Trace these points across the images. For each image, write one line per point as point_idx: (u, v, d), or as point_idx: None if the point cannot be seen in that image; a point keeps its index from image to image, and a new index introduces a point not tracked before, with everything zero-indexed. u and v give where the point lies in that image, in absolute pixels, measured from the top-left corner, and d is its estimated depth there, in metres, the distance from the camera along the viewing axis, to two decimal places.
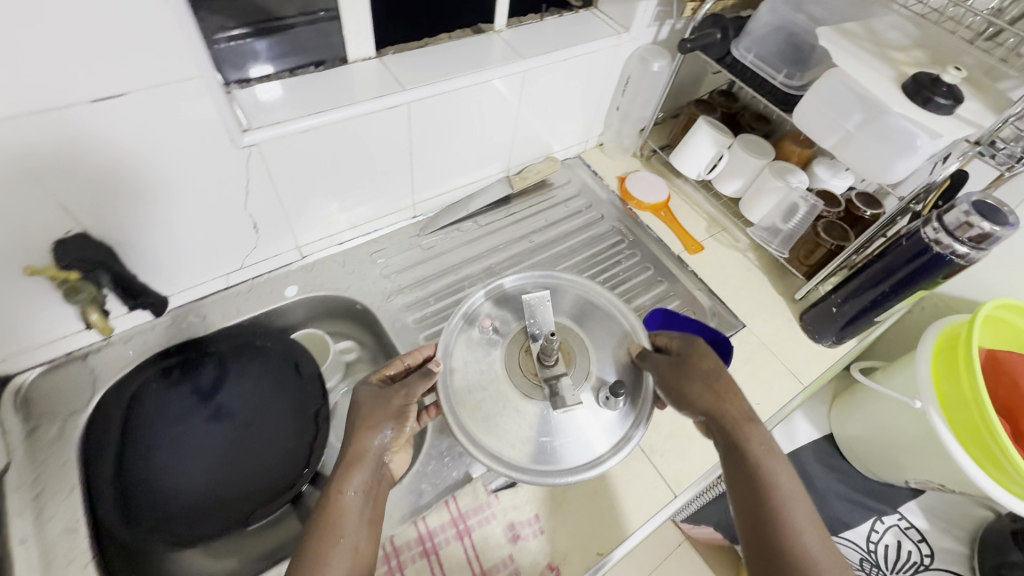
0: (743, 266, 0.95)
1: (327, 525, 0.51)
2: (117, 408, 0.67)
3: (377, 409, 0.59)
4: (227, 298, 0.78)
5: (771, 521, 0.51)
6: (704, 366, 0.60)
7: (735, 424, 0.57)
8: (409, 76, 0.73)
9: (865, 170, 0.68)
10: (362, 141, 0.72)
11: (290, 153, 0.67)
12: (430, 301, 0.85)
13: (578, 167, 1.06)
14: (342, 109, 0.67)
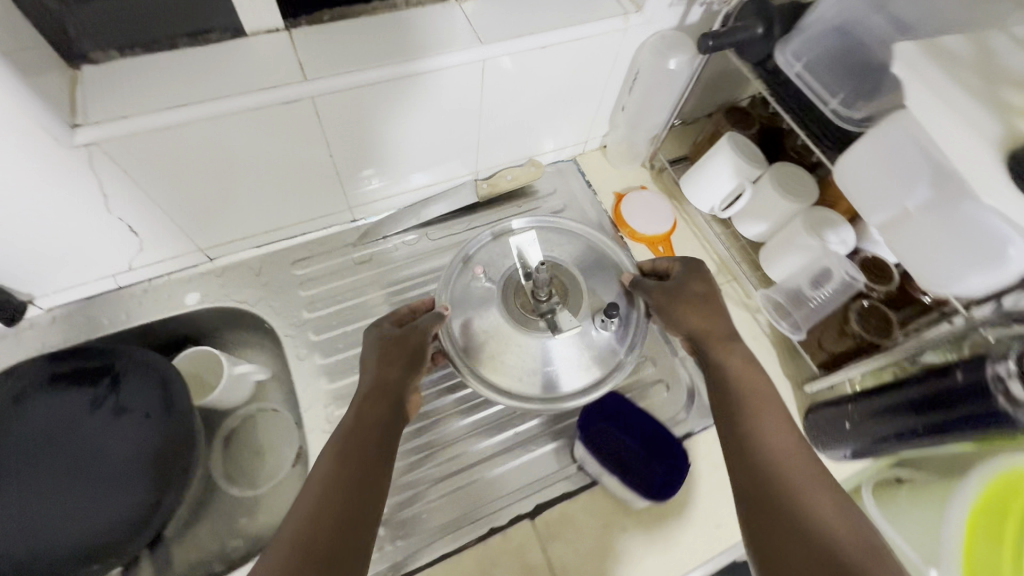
0: (747, 332, 0.76)
1: (348, 438, 0.51)
2: None
3: (396, 346, 0.58)
4: (119, 298, 0.69)
5: (748, 429, 0.49)
6: (698, 289, 0.62)
7: (714, 342, 0.58)
8: (319, 58, 0.56)
9: (921, 269, 0.47)
10: (256, 140, 0.58)
11: (154, 154, 0.54)
12: (349, 329, 0.72)
13: (570, 175, 0.87)
14: (214, 105, 0.52)
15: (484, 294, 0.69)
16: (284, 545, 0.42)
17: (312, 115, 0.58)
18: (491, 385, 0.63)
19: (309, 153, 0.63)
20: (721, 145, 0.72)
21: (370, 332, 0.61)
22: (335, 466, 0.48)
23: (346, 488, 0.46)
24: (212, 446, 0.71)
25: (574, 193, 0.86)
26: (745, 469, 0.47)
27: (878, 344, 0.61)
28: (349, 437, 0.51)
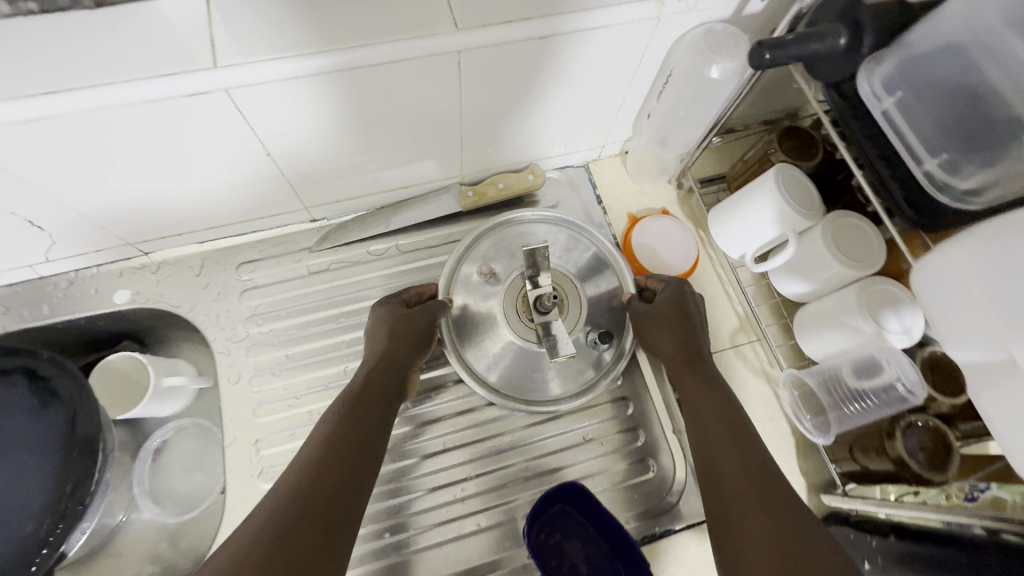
0: (763, 410, 0.62)
1: (350, 412, 0.49)
2: None
3: (410, 327, 0.56)
4: (42, 289, 0.62)
5: (729, 459, 0.46)
6: (668, 302, 0.58)
7: (678, 365, 0.55)
8: (233, 33, 0.43)
9: (1009, 443, 0.32)
10: (166, 129, 0.46)
11: (32, 145, 0.44)
12: (290, 352, 0.63)
13: (579, 185, 0.72)
14: (95, 93, 0.41)
15: (483, 291, 0.64)
16: (270, 509, 0.40)
17: (231, 106, 0.46)
18: (477, 377, 0.60)
19: (242, 149, 0.52)
20: (765, 181, 0.56)
21: (378, 304, 0.58)
22: (329, 437, 0.46)
23: (336, 462, 0.44)
24: (136, 461, 0.64)
25: (581, 209, 0.71)
26: (727, 509, 0.43)
27: (925, 479, 0.47)
28: (348, 410, 0.49)
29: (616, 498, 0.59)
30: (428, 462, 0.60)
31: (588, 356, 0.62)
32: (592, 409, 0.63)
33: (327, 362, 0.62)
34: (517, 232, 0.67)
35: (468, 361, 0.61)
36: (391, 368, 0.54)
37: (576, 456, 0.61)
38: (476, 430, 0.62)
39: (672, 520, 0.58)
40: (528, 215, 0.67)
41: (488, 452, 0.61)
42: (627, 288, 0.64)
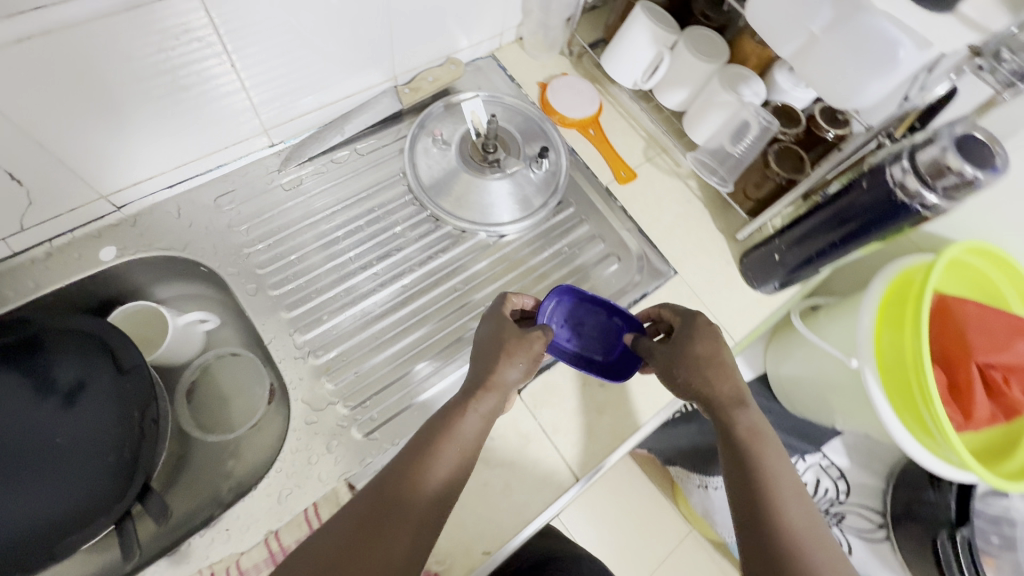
0: (680, 197, 0.81)
1: (434, 493, 0.48)
2: None
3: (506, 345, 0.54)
4: (19, 268, 0.61)
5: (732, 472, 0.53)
6: (703, 353, 0.56)
7: (724, 405, 0.55)
8: None
9: (825, 89, 0.52)
10: (141, 44, 0.52)
11: (25, 71, 0.48)
12: (291, 256, 0.69)
13: (492, 70, 0.85)
14: (76, 4, 0.46)
15: (441, 154, 0.76)
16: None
17: (198, 11, 0.52)
18: (459, 215, 0.74)
19: (206, 66, 0.58)
20: (635, 13, 0.73)
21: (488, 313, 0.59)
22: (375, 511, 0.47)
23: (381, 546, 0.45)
24: (175, 402, 0.68)
25: (499, 89, 0.84)
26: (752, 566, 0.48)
27: (795, 180, 0.69)
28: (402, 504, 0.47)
29: (598, 289, 0.75)
30: (445, 308, 0.70)
31: (535, 177, 0.78)
32: (558, 234, 0.78)
33: (331, 257, 0.70)
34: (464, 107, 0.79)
35: (447, 207, 0.74)
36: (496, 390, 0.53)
37: (555, 270, 0.76)
38: (475, 273, 0.74)
39: (644, 289, 0.75)
40: (467, 99, 0.80)
41: (491, 289, 0.73)
42: (548, 128, 0.80)
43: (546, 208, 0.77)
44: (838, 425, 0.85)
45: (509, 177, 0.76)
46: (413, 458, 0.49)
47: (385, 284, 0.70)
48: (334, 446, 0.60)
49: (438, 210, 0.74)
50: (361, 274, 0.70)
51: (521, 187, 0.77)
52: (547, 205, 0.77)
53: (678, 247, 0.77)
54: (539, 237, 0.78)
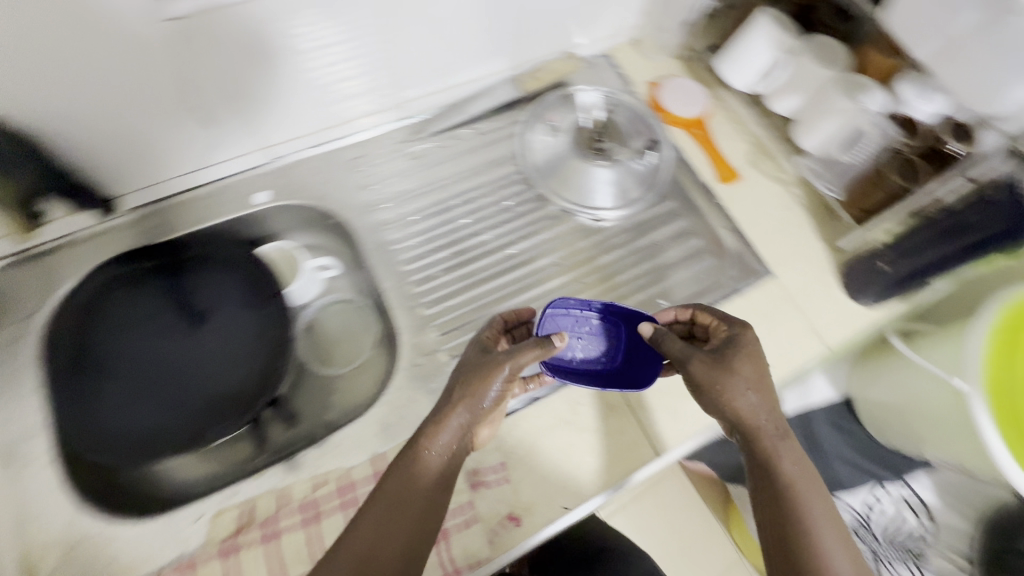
0: (782, 202, 0.81)
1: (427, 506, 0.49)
2: (72, 341, 0.66)
3: (475, 378, 0.52)
4: (191, 201, 0.72)
5: (767, 509, 0.50)
6: (752, 376, 0.53)
7: (769, 435, 0.52)
8: None
9: (964, 91, 0.56)
10: (323, 17, 0.61)
11: (243, 34, 0.58)
12: (412, 218, 0.77)
13: (606, 68, 0.90)
14: None
15: (552, 139, 0.82)
16: None
17: None
18: (563, 196, 0.80)
19: (366, 38, 0.67)
20: (758, 19, 0.76)
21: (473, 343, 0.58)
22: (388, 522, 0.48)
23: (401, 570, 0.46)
24: (296, 336, 0.76)
25: (611, 85, 0.88)
26: None
27: (912, 189, 0.68)
28: (402, 530, 0.48)
29: (690, 281, 0.77)
30: (543, 280, 0.75)
31: (640, 169, 0.82)
32: (653, 225, 0.81)
33: (445, 223, 0.77)
34: (581, 98, 0.84)
35: (555, 188, 0.80)
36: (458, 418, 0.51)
37: (647, 259, 0.79)
38: (571, 251, 0.78)
39: (737, 286, 0.76)
40: (582, 92, 0.85)
41: (585, 270, 0.77)
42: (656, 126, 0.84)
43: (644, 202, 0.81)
44: (928, 455, 0.82)
45: (615, 166, 0.80)
46: (405, 478, 0.49)
47: (490, 252, 0.76)
48: (436, 388, 0.65)
49: (545, 189, 0.80)
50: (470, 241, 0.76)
51: (625, 178, 0.81)
52: (645, 199, 0.82)
53: (776, 249, 0.78)
54: (635, 226, 0.81)
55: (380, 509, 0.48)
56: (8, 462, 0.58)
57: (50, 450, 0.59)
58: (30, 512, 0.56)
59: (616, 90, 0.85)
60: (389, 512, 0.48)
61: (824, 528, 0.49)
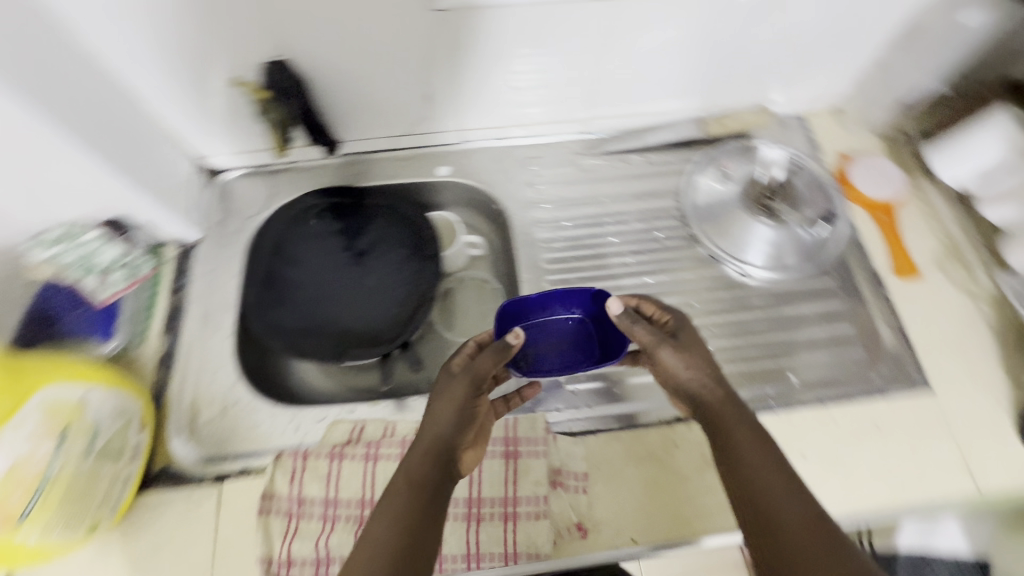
0: (963, 316, 0.73)
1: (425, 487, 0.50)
2: (268, 244, 0.78)
3: (449, 391, 0.55)
4: (389, 159, 0.84)
5: (730, 470, 0.50)
6: (705, 354, 0.56)
7: (715, 403, 0.53)
8: None
9: None
10: (554, 31, 0.68)
11: (484, 32, 0.67)
12: (565, 223, 0.81)
13: (796, 130, 0.88)
14: None
15: (722, 186, 0.82)
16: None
17: (605, 14, 0.67)
18: (716, 242, 0.80)
19: (582, 56, 0.73)
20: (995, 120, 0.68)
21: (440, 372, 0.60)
22: (390, 512, 0.48)
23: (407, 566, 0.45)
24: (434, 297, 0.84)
25: (797, 147, 0.86)
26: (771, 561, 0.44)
27: None
28: (404, 509, 0.48)
29: (831, 365, 0.72)
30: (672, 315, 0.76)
31: (805, 240, 0.79)
32: (804, 297, 0.77)
33: (593, 236, 0.81)
34: (764, 154, 0.82)
35: (710, 233, 0.81)
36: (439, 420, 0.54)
37: (789, 328, 0.75)
38: (708, 297, 0.78)
39: (883, 388, 0.69)
40: (767, 149, 0.83)
41: (716, 319, 0.76)
42: (838, 202, 0.80)
43: (800, 273, 0.78)
44: None
45: (779, 228, 0.78)
46: (402, 473, 0.51)
47: (627, 274, 0.79)
48: (543, 381, 0.68)
49: (700, 232, 0.80)
50: (613, 258, 0.79)
51: (786, 243, 0.79)
52: (803, 270, 0.78)
53: (941, 362, 0.70)
54: (784, 293, 0.78)
55: (380, 511, 0.48)
56: (203, 323, 0.72)
57: (234, 325, 0.72)
58: (202, 368, 0.69)
59: (804, 155, 0.83)
60: (391, 508, 0.48)
61: (804, 514, 0.45)
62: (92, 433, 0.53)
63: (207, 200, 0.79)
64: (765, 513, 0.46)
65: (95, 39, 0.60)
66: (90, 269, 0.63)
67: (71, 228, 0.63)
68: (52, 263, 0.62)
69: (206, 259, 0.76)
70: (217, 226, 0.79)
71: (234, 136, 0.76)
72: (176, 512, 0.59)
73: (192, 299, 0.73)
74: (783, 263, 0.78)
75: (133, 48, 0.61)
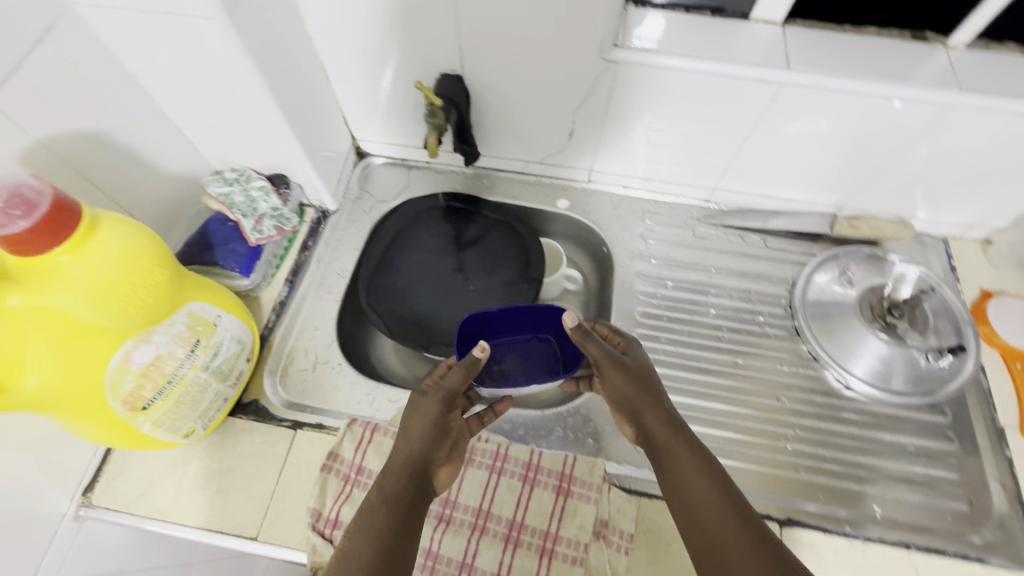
0: None
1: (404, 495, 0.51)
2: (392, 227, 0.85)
3: (422, 410, 0.57)
4: (516, 180, 0.89)
5: (672, 489, 0.53)
6: (641, 371, 0.60)
7: (652, 422, 0.57)
8: (802, 57, 0.66)
9: None
10: (712, 101, 0.70)
11: (645, 90, 0.70)
12: (667, 283, 0.81)
13: (935, 252, 0.83)
14: (709, 64, 0.65)
15: (841, 288, 0.79)
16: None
17: (768, 98, 0.68)
18: (819, 343, 0.77)
19: (731, 130, 0.74)
20: None
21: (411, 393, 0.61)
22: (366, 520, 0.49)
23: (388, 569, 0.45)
24: None
25: (931, 269, 0.82)
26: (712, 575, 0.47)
27: None
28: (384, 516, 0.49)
29: (924, 510, 0.65)
30: (756, 404, 0.73)
31: (920, 368, 0.73)
32: (906, 428, 0.71)
33: (693, 303, 0.80)
34: (894, 267, 0.79)
35: (815, 331, 0.78)
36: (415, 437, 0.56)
37: (882, 456, 0.70)
38: (798, 397, 0.74)
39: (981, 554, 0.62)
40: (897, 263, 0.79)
41: (803, 421, 0.72)
42: (966, 340, 0.74)
43: (905, 400, 0.72)
44: None
45: (894, 346, 0.74)
46: (378, 486, 0.52)
47: (719, 350, 0.77)
48: (611, 428, 0.68)
49: (805, 327, 0.78)
50: (708, 330, 0.78)
51: (897, 363, 0.74)
52: (908, 397, 0.73)
53: None
54: (884, 416, 0.72)
55: (359, 526, 0.48)
56: (317, 285, 0.79)
57: (341, 292, 0.79)
58: (306, 324, 0.75)
59: (937, 280, 0.78)
60: (369, 525, 0.48)
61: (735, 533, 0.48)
62: (215, 350, 0.59)
63: (350, 177, 0.88)
64: (698, 538, 0.49)
65: (310, 27, 0.68)
66: (248, 212, 0.69)
67: (246, 176, 0.72)
68: (222, 200, 0.70)
69: (335, 228, 0.84)
70: (351, 202, 0.87)
71: (390, 129, 0.84)
72: (253, 443, 0.64)
73: (314, 261, 0.80)
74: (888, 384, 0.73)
75: (336, 40, 0.70)
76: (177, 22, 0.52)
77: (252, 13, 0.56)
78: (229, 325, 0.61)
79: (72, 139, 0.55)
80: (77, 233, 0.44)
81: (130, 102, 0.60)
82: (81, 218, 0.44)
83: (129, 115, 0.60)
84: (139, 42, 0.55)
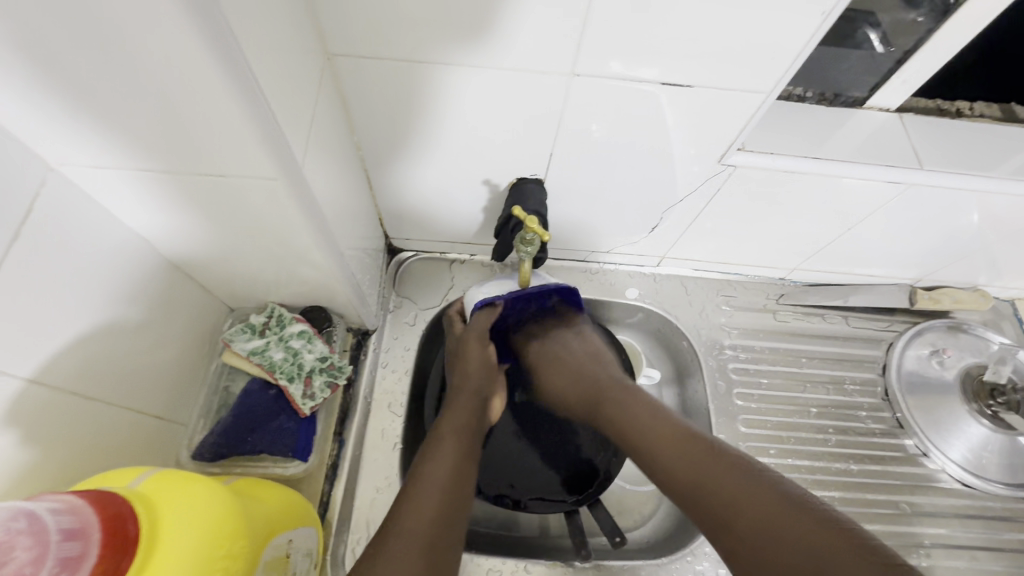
0: None
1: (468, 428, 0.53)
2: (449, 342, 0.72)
3: (474, 349, 0.59)
4: (577, 271, 0.78)
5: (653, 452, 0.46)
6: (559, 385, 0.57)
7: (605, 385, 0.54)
8: (930, 150, 0.59)
9: None
10: (827, 200, 0.62)
11: (755, 189, 0.61)
12: (761, 381, 0.75)
13: (1010, 318, 0.81)
14: (839, 165, 0.56)
15: (937, 372, 0.75)
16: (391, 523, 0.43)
17: (891, 197, 0.61)
18: (925, 434, 0.72)
19: (835, 223, 0.67)
20: None
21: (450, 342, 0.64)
22: (438, 451, 0.49)
23: (455, 491, 0.47)
24: None
25: (1010, 339, 0.80)
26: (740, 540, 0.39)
27: None
28: (451, 450, 0.50)
29: None
30: (878, 513, 0.69)
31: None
32: (1018, 525, 0.70)
33: (790, 402, 0.75)
34: (995, 350, 0.76)
35: (919, 420, 0.73)
36: (472, 371, 0.58)
37: (1002, 560, 0.68)
38: (915, 500, 0.70)
39: None
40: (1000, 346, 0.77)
41: (922, 527, 0.69)
42: None
43: (1014, 491, 0.70)
44: None
45: (999, 435, 0.71)
46: (446, 421, 0.53)
47: (828, 455, 0.72)
48: None
49: (908, 416, 0.73)
50: (812, 432, 0.73)
51: (998, 452, 0.71)
52: (1016, 487, 0.70)
53: None
54: (993, 511, 0.70)
55: (428, 452, 0.49)
56: (368, 430, 0.64)
57: (400, 435, 0.64)
58: (364, 488, 0.61)
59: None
60: (445, 454, 0.49)
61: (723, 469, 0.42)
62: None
63: (384, 282, 0.74)
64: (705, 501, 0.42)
65: (359, 133, 0.54)
66: (293, 372, 0.56)
67: (278, 317, 0.57)
68: (256, 360, 0.55)
69: (378, 352, 0.69)
70: (392, 313, 0.72)
71: (436, 227, 0.70)
72: None
73: (363, 399, 0.65)
74: (997, 474, 0.71)
75: (387, 144, 0.55)
76: (221, 181, 0.38)
77: (316, 151, 0.42)
78: (300, 543, 0.48)
79: (70, 349, 0.39)
80: (145, 533, 0.32)
81: (129, 267, 0.44)
82: (132, 505, 0.32)
83: (131, 283, 0.45)
84: (162, 197, 0.40)
